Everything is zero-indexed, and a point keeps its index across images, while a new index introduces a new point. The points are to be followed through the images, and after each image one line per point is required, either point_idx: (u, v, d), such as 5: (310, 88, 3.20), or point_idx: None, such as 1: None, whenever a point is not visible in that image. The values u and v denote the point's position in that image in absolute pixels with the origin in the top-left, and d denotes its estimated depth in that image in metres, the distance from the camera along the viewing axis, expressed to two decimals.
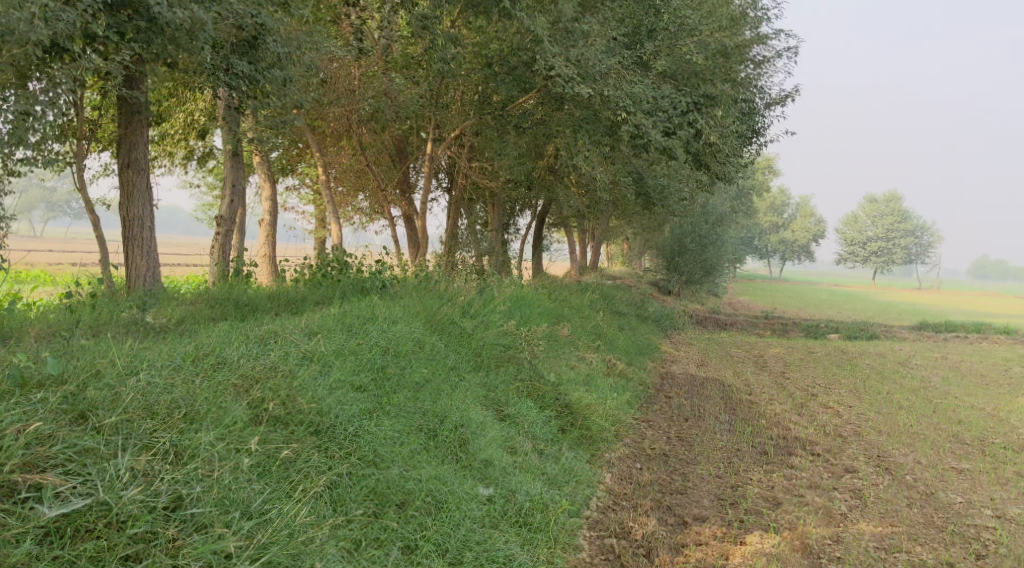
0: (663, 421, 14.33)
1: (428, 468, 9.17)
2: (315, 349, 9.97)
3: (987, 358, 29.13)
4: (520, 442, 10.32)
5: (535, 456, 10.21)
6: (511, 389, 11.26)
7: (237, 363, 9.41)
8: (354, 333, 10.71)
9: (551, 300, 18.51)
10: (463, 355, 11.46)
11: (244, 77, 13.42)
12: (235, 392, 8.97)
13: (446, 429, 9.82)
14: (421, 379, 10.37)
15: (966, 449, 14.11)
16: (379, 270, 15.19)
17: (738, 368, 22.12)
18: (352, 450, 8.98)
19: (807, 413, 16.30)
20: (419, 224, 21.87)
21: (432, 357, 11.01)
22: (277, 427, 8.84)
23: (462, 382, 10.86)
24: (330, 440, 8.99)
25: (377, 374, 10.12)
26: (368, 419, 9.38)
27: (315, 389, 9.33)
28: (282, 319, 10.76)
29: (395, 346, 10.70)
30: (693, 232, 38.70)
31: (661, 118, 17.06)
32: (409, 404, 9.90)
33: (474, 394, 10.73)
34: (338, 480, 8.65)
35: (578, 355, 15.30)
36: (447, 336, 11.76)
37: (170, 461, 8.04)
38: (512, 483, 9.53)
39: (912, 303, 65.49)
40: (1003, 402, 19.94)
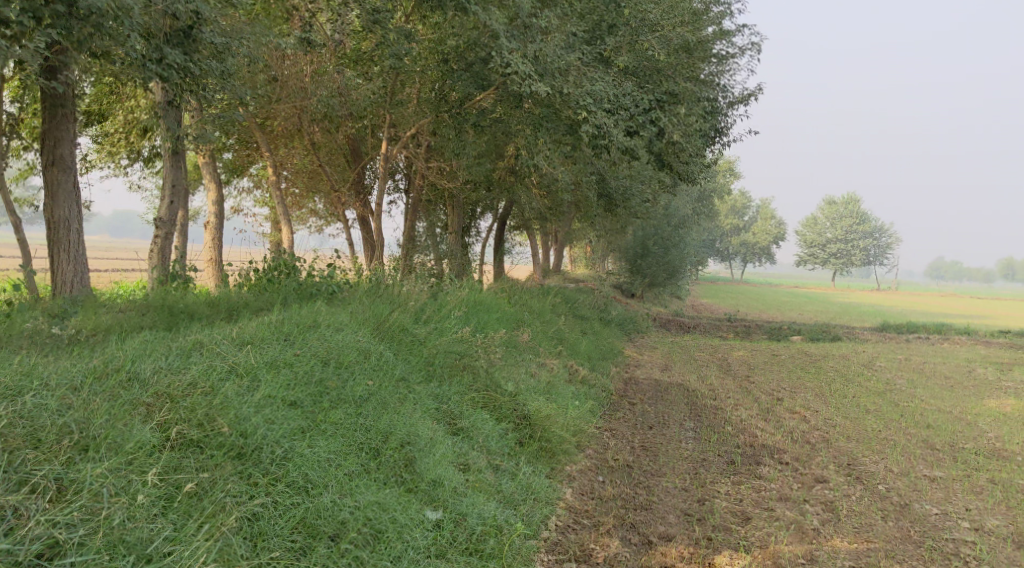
0: (626, 429, 13.79)
1: (367, 494, 8.48)
2: (244, 361, 9.30)
3: (949, 359, 29.04)
4: (473, 458, 9.71)
5: (487, 474, 9.59)
6: (465, 400, 10.63)
7: (151, 379, 8.74)
8: (294, 342, 10.06)
9: (511, 304, 17.92)
10: (413, 364, 10.81)
11: (178, 67, 12.65)
12: (139, 411, 8.31)
13: (390, 447, 9.17)
14: (364, 392, 9.71)
15: (936, 456, 13.74)
16: (329, 274, 14.49)
17: (703, 372, 21.68)
18: (279, 476, 8.30)
19: (774, 419, 15.86)
20: (374, 226, 21.05)
21: (378, 367, 10.37)
22: (190, 452, 8.16)
23: (411, 393, 10.22)
24: (252, 465, 8.30)
25: (315, 389, 9.45)
26: (301, 440, 8.70)
27: (240, 406, 8.64)
28: (215, 328, 10.10)
29: (336, 355, 10.06)
30: (656, 235, 38.32)
31: (622, 116, 16.48)
32: (349, 420, 9.23)
33: (424, 407, 10.09)
34: (260, 512, 7.97)
35: (536, 362, 14.72)
36: (397, 343, 11.12)
37: (50, 499, 7.37)
38: (463, 505, 8.93)
39: (872, 304, 65.81)
40: (969, 405, 19.67)
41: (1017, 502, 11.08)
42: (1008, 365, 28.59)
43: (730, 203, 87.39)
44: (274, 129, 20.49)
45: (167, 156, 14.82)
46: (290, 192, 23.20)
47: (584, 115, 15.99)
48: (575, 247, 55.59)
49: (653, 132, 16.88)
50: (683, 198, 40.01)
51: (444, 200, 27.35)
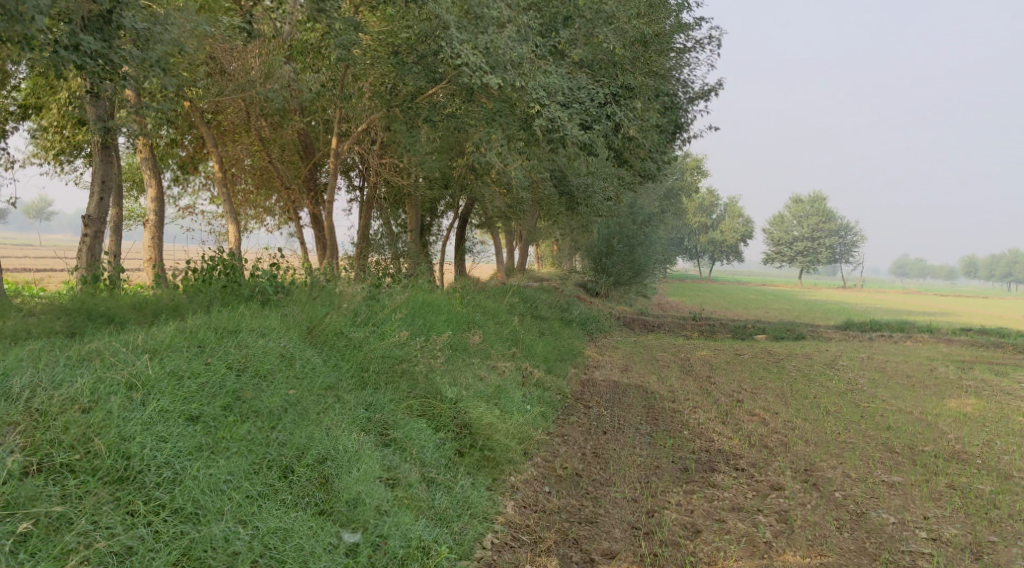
0: (578, 434, 13.35)
1: (268, 520, 8.18)
2: (141, 372, 8.80)
3: (912, 357, 28.84)
4: (404, 471, 9.30)
5: (418, 490, 9.19)
6: (401, 408, 10.14)
7: (27, 394, 8.29)
8: (209, 349, 9.50)
9: (464, 304, 17.44)
10: (345, 371, 10.31)
11: (96, 55, 12.16)
12: (7, 431, 7.95)
13: (303, 464, 8.81)
14: (281, 404, 9.27)
15: (896, 459, 13.40)
16: (271, 276, 13.92)
17: (663, 373, 21.30)
18: (166, 502, 7.98)
19: (732, 422, 15.46)
20: (326, 224, 20.29)
21: (303, 376, 9.86)
22: (60, 475, 7.86)
23: (339, 405, 9.74)
24: (133, 491, 7.98)
25: (223, 401, 8.99)
26: (196, 459, 8.34)
27: (126, 425, 8.28)
28: (122, 334, 9.55)
29: (257, 365, 9.55)
30: (620, 233, 37.99)
31: (577, 110, 16.04)
32: (258, 436, 8.83)
33: (352, 418, 9.65)
34: (136, 545, 7.68)
35: (486, 365, 14.25)
36: (328, 348, 10.59)
37: None
38: (385, 526, 8.58)
39: (838, 301, 65.96)
40: (931, 405, 19.39)
41: (976, 509, 10.74)
42: (970, 363, 28.45)
43: (697, 201, 87.34)
44: (220, 123, 19.84)
45: (96, 150, 14.32)
46: (240, 191, 22.49)
47: (537, 109, 15.56)
48: (542, 245, 55.13)
49: (609, 126, 16.48)
50: (648, 196, 39.65)
51: (403, 199, 26.73)
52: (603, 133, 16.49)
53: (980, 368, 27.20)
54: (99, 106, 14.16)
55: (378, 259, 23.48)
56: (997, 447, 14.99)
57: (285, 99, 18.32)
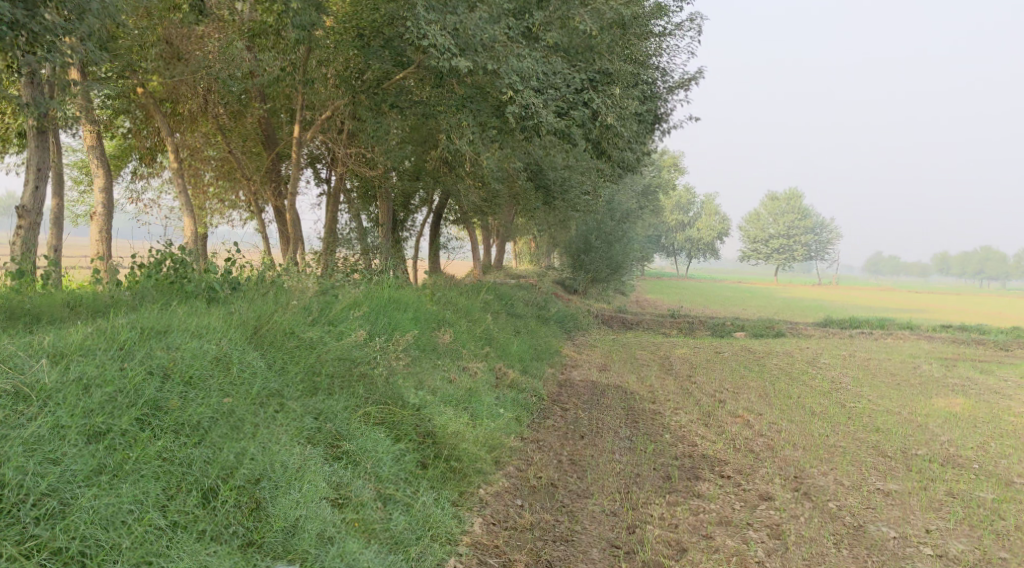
0: (554, 439, 12.53)
1: (177, 558, 7.31)
2: (37, 383, 7.93)
3: (894, 355, 28.24)
4: (355, 489, 8.48)
5: (371, 511, 8.36)
6: (354, 417, 9.28)
7: None
8: (128, 352, 8.59)
9: (433, 302, 16.54)
10: (292, 375, 9.41)
11: (12, 23, 11.29)
12: None
13: (229, 487, 7.91)
14: (210, 415, 8.34)
15: (889, 465, 12.67)
16: (225, 271, 13.01)
17: (643, 372, 20.50)
18: (49, 539, 7.10)
19: (716, 425, 14.65)
20: (289, 216, 19.27)
21: (240, 382, 8.93)
22: None
23: (284, 414, 8.86)
24: (5, 529, 7.06)
25: (138, 413, 8.07)
26: (91, 486, 7.43)
27: (8, 446, 7.36)
28: (34, 336, 8.64)
29: (188, 369, 8.62)
30: (598, 229, 37.26)
31: (552, 96, 15.26)
32: (176, 453, 7.92)
33: (297, 429, 8.78)
34: None
35: (455, 365, 13.39)
36: (274, 349, 9.67)
37: None
38: (326, 556, 7.74)
39: (814, 298, 65.49)
40: (919, 405, 18.71)
41: (979, 521, 10.05)
42: (953, 361, 27.88)
43: (674, 199, 86.67)
44: (175, 111, 18.84)
45: (31, 135, 13.44)
46: (199, 183, 21.48)
47: (510, 95, 14.77)
48: (518, 243, 54.25)
49: (586, 114, 15.67)
50: (627, 191, 38.88)
51: (374, 192, 25.79)
52: (580, 122, 15.70)
53: (964, 366, 26.62)
54: (32, 89, 13.28)
55: (346, 254, 22.50)
56: (993, 451, 14.29)
57: (244, 85, 17.38)
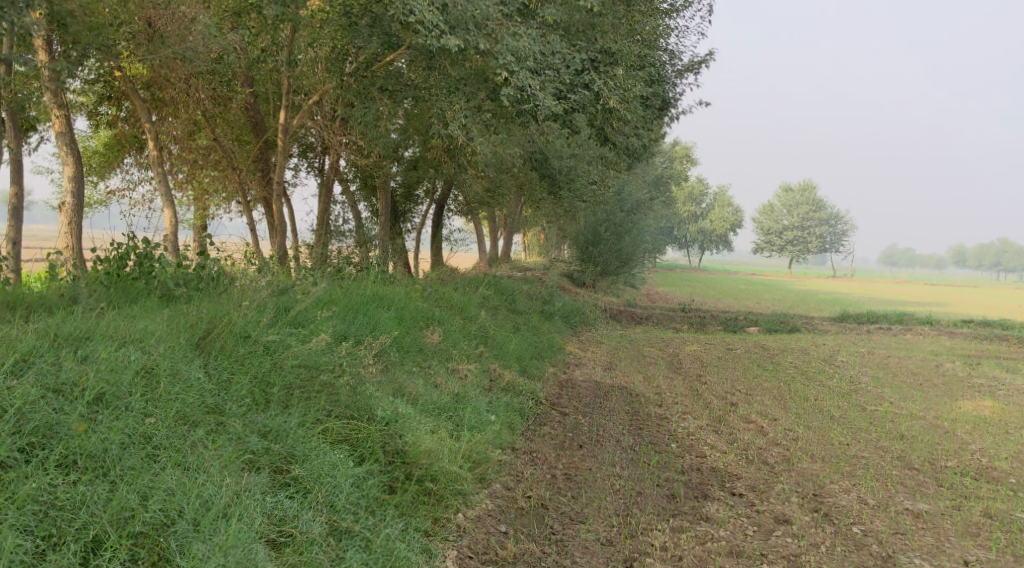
0: (549, 451, 11.59)
1: None
2: None
3: (915, 352, 27.06)
4: (301, 523, 8.08)
5: (318, 550, 7.96)
6: (311, 436, 8.88)
7: None
8: (34, 369, 8.22)
9: (424, 299, 15.46)
10: (237, 392, 8.98)
11: None
12: None
13: (128, 527, 7.51)
14: (122, 442, 7.98)
15: (917, 481, 11.65)
16: (193, 265, 12.10)
17: (650, 371, 19.42)
18: None
19: (727, 433, 13.60)
20: (275, 206, 18.24)
21: (168, 398, 8.52)
22: None
23: (223, 435, 8.46)
24: None
25: (39, 441, 7.75)
26: None
27: None
28: None
29: (101, 385, 8.27)
30: (609, 221, 36.11)
31: (550, 77, 14.26)
32: (62, 495, 7.49)
33: (238, 451, 8.41)
34: None
35: (442, 368, 12.46)
36: (222, 358, 9.34)
37: None
38: None
39: (829, 292, 63.97)
40: (944, 408, 17.50)
41: (1023, 549, 9.38)
42: (977, 359, 26.61)
43: (687, 190, 85.11)
44: (156, 96, 17.93)
45: None
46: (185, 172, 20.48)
47: (504, 76, 13.79)
48: (527, 234, 53.01)
49: (586, 96, 14.77)
50: (637, 183, 37.61)
51: (372, 181, 24.71)
52: (580, 104, 14.78)
53: (988, 364, 25.41)
54: None
55: (341, 247, 21.34)
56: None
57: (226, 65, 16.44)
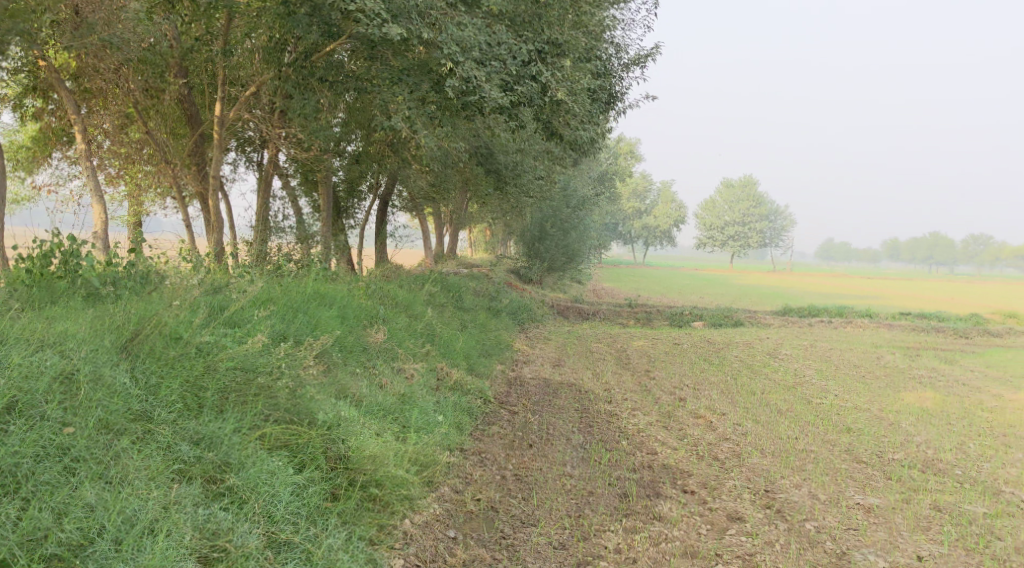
0: (498, 452, 11.34)
1: None
2: None
3: (856, 345, 27.34)
4: (236, 538, 8.08)
5: (253, 565, 7.99)
6: (245, 442, 8.79)
7: None
8: None
9: (368, 296, 15.08)
10: (166, 397, 8.82)
11: None
12: None
13: (42, 548, 7.56)
14: (34, 458, 7.95)
15: (866, 474, 11.66)
16: (123, 263, 11.63)
17: (598, 367, 19.27)
18: None
19: (676, 429, 13.48)
20: (211, 202, 17.75)
21: (90, 405, 8.41)
22: None
23: (149, 446, 8.42)
24: None
25: None
26: None
27: None
28: None
29: (12, 395, 8.15)
30: (555, 217, 35.84)
31: (496, 68, 13.96)
32: None
33: (167, 461, 8.38)
34: None
35: (386, 368, 12.14)
36: (151, 360, 9.08)
37: None
38: None
39: (770, 286, 64.72)
40: (888, 400, 17.60)
41: (973, 543, 9.65)
42: (917, 350, 26.97)
43: (631, 186, 85.46)
44: (85, 87, 17.30)
45: None
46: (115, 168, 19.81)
47: (449, 67, 13.52)
48: (473, 231, 52.66)
49: (533, 88, 14.56)
50: (582, 178, 37.49)
51: (313, 175, 24.19)
52: (527, 96, 14.56)
53: (927, 355, 25.75)
54: None
55: (281, 243, 20.79)
56: (972, 452, 13.17)
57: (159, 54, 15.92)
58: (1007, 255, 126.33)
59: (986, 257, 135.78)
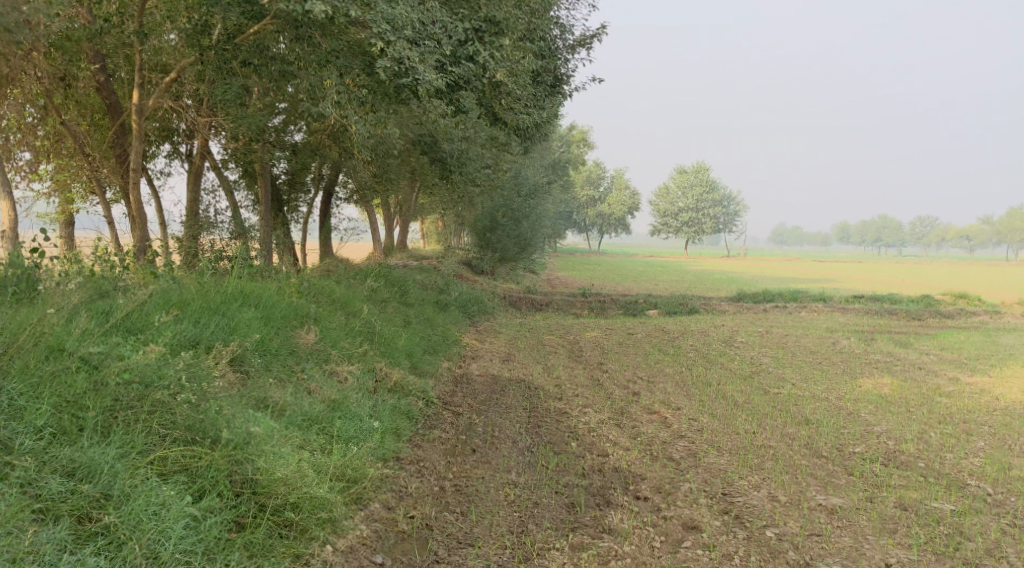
0: (438, 461, 10.65)
1: None
2: None
3: (811, 330, 26.85)
4: None
5: None
6: (130, 469, 8.72)
7: None
8: None
9: (302, 294, 14.35)
10: (45, 418, 8.71)
11: None
12: None
13: None
14: None
15: (827, 471, 11.06)
16: (25, 265, 10.93)
17: (550, 361, 18.53)
18: None
19: (629, 426, 12.85)
20: (133, 197, 17.10)
21: None
22: None
23: (7, 482, 8.27)
24: None
25: None
26: None
27: None
28: None
29: None
30: (506, 207, 35.00)
31: (430, 48, 13.26)
32: None
33: (28, 499, 8.25)
34: None
35: (318, 373, 11.49)
36: (22, 377, 8.89)
37: None
38: None
39: (725, 272, 64.42)
40: (846, 388, 16.99)
41: (943, 547, 9.30)
42: (872, 334, 26.50)
43: (584, 174, 84.93)
44: None
45: None
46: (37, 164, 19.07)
47: (379, 46, 12.87)
48: (427, 222, 51.69)
49: (471, 69, 13.85)
50: (533, 166, 36.64)
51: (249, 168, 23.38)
52: (464, 78, 13.89)
53: (882, 339, 25.31)
54: None
55: (214, 238, 19.89)
56: (934, 442, 12.61)
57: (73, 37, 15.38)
58: (955, 235, 127.89)
59: (934, 238, 137.41)
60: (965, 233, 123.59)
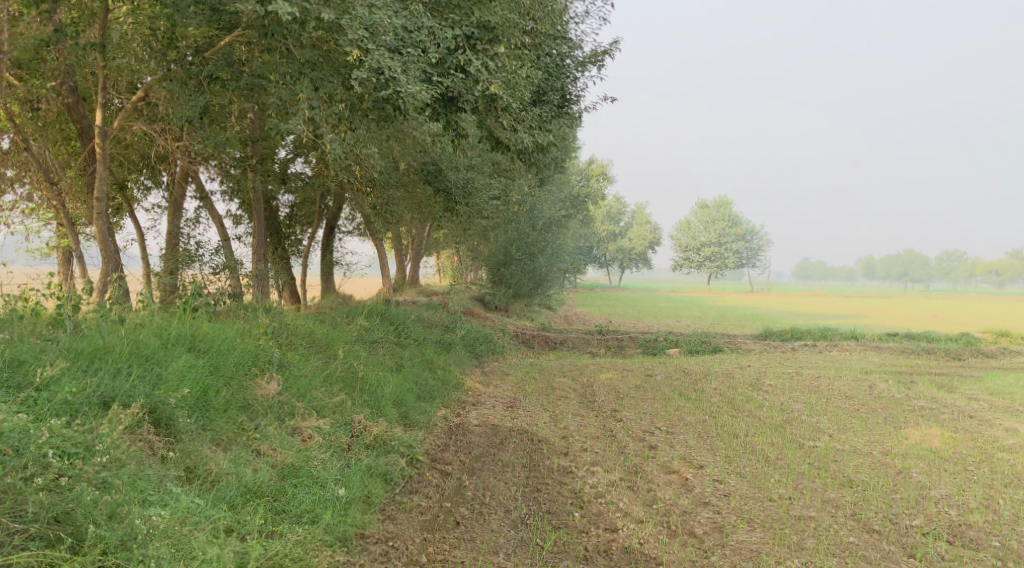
0: (412, 538, 9.55)
1: None
2: None
3: (844, 372, 24.81)
4: None
5: None
6: None
7: None
8: None
9: (270, 335, 12.72)
10: None
11: None
12: None
13: None
14: None
15: (881, 552, 9.77)
16: None
17: (558, 408, 16.65)
18: None
19: (642, 490, 11.08)
20: (100, 227, 15.72)
21: None
22: None
23: None
24: None
25: None
26: None
27: None
28: None
29: None
30: (520, 240, 33.22)
31: (413, 56, 11.73)
32: None
33: None
34: None
35: (274, 431, 10.29)
36: None
37: None
38: None
39: (747, 308, 62.26)
40: (891, 440, 14.95)
41: None
42: (911, 376, 24.38)
43: (605, 208, 82.99)
44: None
45: None
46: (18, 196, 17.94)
47: (356, 54, 11.37)
48: (442, 257, 49.82)
49: (461, 82, 12.24)
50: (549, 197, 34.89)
51: (242, 198, 21.95)
52: (454, 92, 12.28)
53: (924, 382, 23.21)
54: None
55: (197, 272, 18.33)
56: (1007, 512, 10.75)
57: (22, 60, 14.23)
58: (984, 270, 124.87)
59: (963, 272, 134.32)
60: (994, 268, 120.65)
